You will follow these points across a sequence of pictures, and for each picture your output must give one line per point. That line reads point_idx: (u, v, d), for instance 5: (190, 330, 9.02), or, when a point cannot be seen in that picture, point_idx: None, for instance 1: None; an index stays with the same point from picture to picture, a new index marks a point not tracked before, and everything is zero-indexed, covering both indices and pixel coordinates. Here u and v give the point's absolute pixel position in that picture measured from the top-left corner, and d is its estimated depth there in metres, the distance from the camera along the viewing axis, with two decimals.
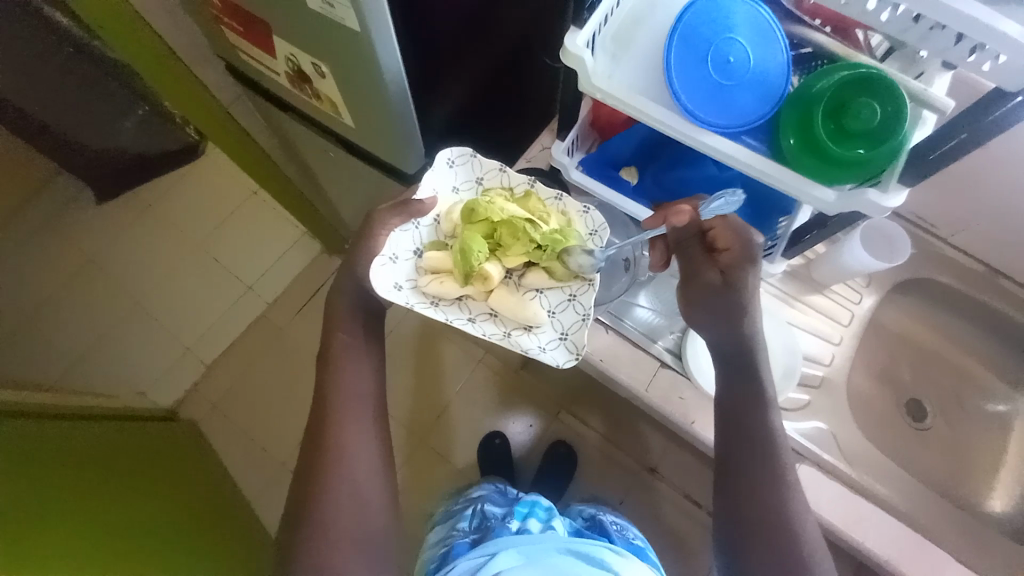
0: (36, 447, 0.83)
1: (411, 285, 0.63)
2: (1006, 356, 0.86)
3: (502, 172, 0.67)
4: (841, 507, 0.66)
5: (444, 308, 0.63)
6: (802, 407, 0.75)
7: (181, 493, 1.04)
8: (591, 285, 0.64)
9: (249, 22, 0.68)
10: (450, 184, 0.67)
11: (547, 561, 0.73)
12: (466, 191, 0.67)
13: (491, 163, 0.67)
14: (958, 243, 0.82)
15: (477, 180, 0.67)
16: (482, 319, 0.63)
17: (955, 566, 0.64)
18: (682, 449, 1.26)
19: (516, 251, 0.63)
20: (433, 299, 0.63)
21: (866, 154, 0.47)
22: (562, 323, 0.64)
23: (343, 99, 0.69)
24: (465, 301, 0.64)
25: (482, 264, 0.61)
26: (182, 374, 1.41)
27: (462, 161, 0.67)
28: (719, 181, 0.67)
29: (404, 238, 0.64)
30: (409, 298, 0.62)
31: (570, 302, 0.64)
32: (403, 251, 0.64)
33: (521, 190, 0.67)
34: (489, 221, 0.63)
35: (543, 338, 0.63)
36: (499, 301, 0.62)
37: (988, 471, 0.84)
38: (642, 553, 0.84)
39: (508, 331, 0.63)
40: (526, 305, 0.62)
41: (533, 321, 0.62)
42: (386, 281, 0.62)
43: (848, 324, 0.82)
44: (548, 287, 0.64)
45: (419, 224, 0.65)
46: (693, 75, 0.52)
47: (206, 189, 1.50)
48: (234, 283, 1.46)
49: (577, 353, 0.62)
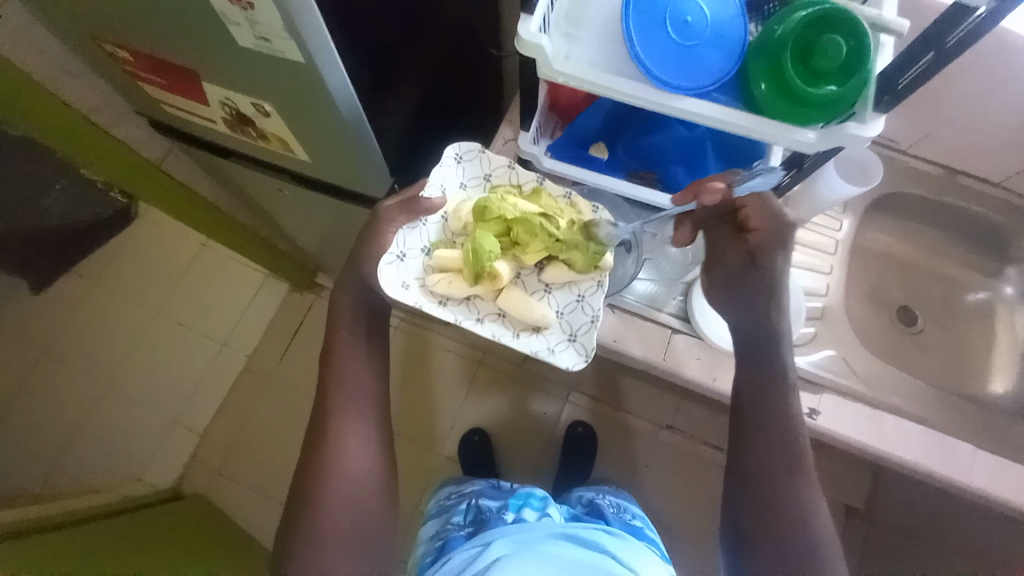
0: (51, 555, 0.78)
1: (419, 284, 0.61)
2: (974, 251, 0.92)
3: (511, 169, 0.65)
4: (866, 426, 0.69)
5: (451, 309, 0.61)
6: (811, 340, 0.78)
7: (220, 560, 1.00)
8: (598, 287, 0.63)
9: (164, 67, 0.63)
10: (457, 180, 0.65)
11: (542, 549, 0.68)
12: (473, 187, 0.65)
13: (499, 159, 0.65)
14: (919, 153, 0.86)
15: (485, 177, 0.65)
16: (491, 320, 0.61)
17: (981, 458, 0.68)
18: (692, 401, 1.31)
19: (532, 250, 0.61)
20: (441, 298, 0.60)
21: (836, 91, 0.48)
22: (571, 324, 0.62)
23: (293, 134, 0.65)
24: (473, 301, 0.62)
25: (495, 262, 0.60)
26: (174, 450, 1.32)
27: (470, 158, 0.65)
28: (690, 141, 0.67)
29: (413, 236, 0.62)
30: (418, 297, 0.60)
31: (579, 303, 0.63)
32: (411, 249, 0.61)
33: (530, 187, 0.65)
34: (502, 219, 0.60)
35: (552, 339, 0.61)
36: (508, 302, 0.60)
37: (984, 360, 0.89)
38: (639, 533, 0.82)
39: (516, 333, 0.61)
40: (535, 306, 0.60)
41: (542, 322, 0.60)
42: (393, 278, 0.59)
43: (834, 252, 0.85)
44: (556, 287, 0.63)
45: (426, 221, 0.63)
46: (654, 41, 0.51)
47: (150, 253, 1.42)
48: (206, 343, 1.39)
49: (587, 355, 0.60)
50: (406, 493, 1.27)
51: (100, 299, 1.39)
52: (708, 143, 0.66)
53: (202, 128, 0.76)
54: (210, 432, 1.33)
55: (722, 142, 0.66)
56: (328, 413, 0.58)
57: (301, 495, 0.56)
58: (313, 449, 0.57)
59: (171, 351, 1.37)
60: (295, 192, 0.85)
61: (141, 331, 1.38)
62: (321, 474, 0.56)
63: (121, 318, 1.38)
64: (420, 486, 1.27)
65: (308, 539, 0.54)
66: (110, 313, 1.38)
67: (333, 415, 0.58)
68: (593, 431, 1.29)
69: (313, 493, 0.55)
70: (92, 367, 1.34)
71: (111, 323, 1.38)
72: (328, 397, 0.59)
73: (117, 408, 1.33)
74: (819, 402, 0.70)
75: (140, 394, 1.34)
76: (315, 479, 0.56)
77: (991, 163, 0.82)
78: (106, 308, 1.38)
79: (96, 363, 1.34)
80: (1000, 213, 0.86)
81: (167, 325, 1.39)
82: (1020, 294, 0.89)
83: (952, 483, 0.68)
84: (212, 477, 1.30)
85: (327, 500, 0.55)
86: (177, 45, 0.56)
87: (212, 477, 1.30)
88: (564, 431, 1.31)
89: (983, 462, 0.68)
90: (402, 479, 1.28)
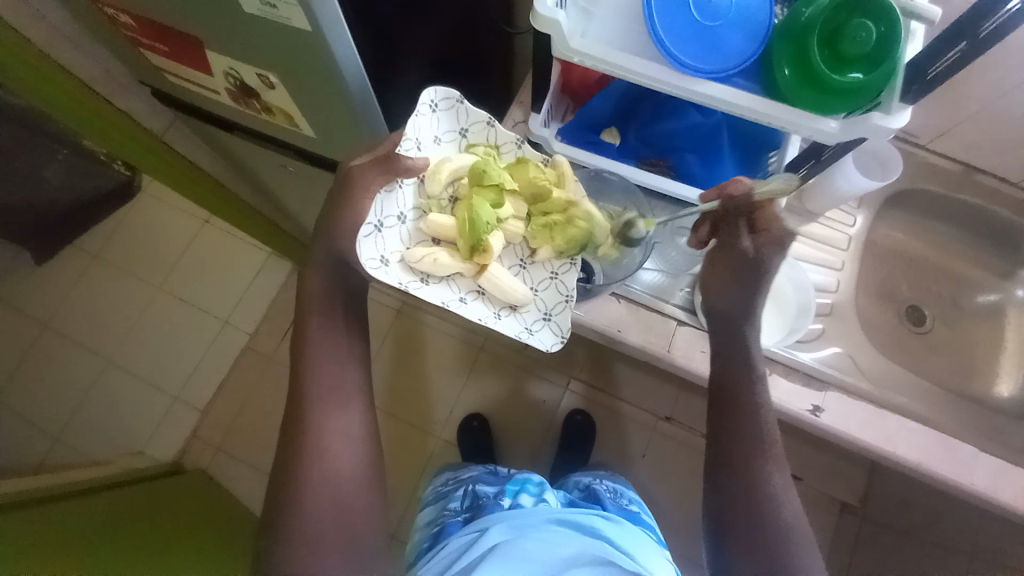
0: (44, 530, 0.78)
1: (398, 258, 0.58)
2: (990, 251, 0.90)
3: (490, 126, 0.62)
4: (871, 426, 0.68)
5: (433, 287, 0.59)
6: (819, 336, 0.76)
7: (213, 536, 1.01)
8: (571, 265, 0.62)
9: (166, 34, 0.61)
10: (433, 133, 0.61)
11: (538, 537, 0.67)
12: (448, 142, 0.62)
13: (478, 114, 0.62)
14: (939, 148, 0.83)
15: (461, 131, 0.62)
16: (472, 297, 0.60)
17: (988, 461, 0.67)
18: (692, 393, 1.31)
19: (557, 222, 0.60)
20: (422, 275, 0.59)
21: (861, 79, 0.46)
22: (546, 302, 0.62)
23: (298, 108, 0.64)
24: (453, 279, 0.60)
25: (491, 234, 0.58)
26: (175, 426, 1.32)
27: (446, 107, 0.61)
28: (707, 129, 0.64)
29: (389, 202, 0.58)
30: (399, 276, 0.57)
31: (553, 281, 0.62)
32: (388, 217, 0.58)
33: (508, 150, 0.63)
34: (501, 186, 0.59)
35: (528, 319, 0.61)
36: (488, 281, 0.59)
37: (990, 362, 0.88)
38: (636, 517, 0.83)
39: (497, 312, 0.60)
40: (515, 284, 0.59)
41: (519, 301, 0.59)
42: (372, 253, 0.56)
43: (846, 248, 0.83)
44: (533, 262, 0.63)
45: (403, 184, 0.59)
46: (676, 21, 0.49)
47: (151, 228, 1.42)
48: (206, 319, 1.38)
49: (563, 335, 0.60)
50: (407, 473, 1.28)
51: (102, 272, 1.38)
52: (724, 131, 0.64)
53: (206, 99, 0.75)
54: (211, 408, 1.33)
55: (738, 130, 0.65)
56: (331, 392, 0.58)
57: (301, 473, 0.55)
58: (312, 433, 0.56)
59: (169, 327, 1.37)
60: (298, 168, 0.84)
61: (141, 306, 1.38)
62: (324, 452, 0.56)
63: (124, 292, 1.38)
64: (418, 468, 1.29)
65: (308, 517, 0.54)
66: (111, 287, 1.38)
67: (336, 394, 0.58)
68: (592, 421, 1.28)
69: (315, 470, 0.55)
70: (94, 340, 1.35)
71: (111, 297, 1.38)
72: (328, 379, 0.58)
73: (118, 382, 1.34)
74: (824, 399, 0.69)
75: (140, 369, 1.35)
76: (318, 457, 0.56)
77: (1013, 162, 0.80)
78: (107, 281, 1.38)
79: (98, 337, 1.35)
80: (1018, 213, 0.84)
81: (166, 300, 1.39)
82: None
83: (952, 485, 0.67)
84: (212, 452, 1.31)
85: (330, 476, 0.56)
86: (179, 10, 0.54)
87: (213, 453, 1.30)
88: (564, 419, 1.31)
89: (985, 462, 0.67)
90: (404, 460, 1.29)
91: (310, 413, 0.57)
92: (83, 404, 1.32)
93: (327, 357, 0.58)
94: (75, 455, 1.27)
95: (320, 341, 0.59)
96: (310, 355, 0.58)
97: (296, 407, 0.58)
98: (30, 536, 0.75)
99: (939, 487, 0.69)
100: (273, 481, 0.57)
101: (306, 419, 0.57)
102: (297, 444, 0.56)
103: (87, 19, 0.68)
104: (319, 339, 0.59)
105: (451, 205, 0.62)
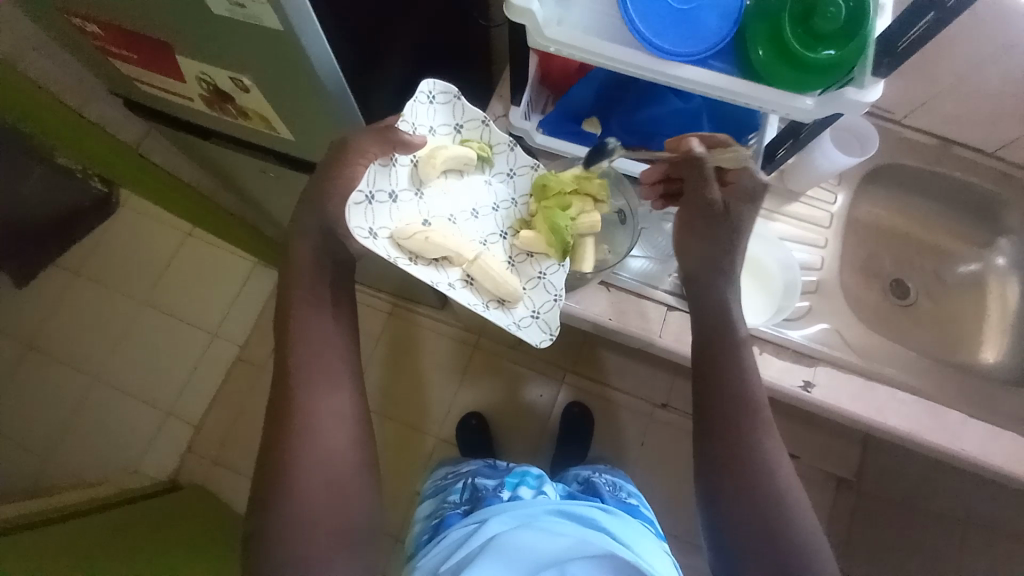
0: (33, 554, 0.76)
1: (387, 234, 0.57)
2: (968, 222, 0.92)
3: (485, 125, 0.62)
4: (861, 399, 0.69)
5: (421, 267, 0.57)
6: (805, 314, 0.77)
7: (211, 550, 0.99)
8: (558, 266, 0.62)
9: (137, 41, 0.60)
10: (428, 123, 0.60)
11: (541, 526, 0.67)
12: (442, 135, 0.61)
13: (474, 112, 0.61)
14: (915, 124, 0.85)
15: (456, 126, 0.62)
16: (459, 285, 0.59)
17: (975, 425, 0.69)
18: (686, 377, 1.32)
19: None
20: (410, 254, 0.57)
21: (836, 55, 0.47)
22: (534, 300, 0.62)
23: (274, 111, 0.63)
24: (442, 263, 0.59)
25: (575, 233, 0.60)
26: (165, 443, 1.30)
27: (443, 100, 0.60)
28: (686, 112, 0.65)
29: (383, 174, 0.57)
30: (387, 249, 0.56)
31: (540, 280, 0.62)
32: (379, 191, 0.57)
33: (501, 150, 0.63)
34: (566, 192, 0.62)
35: (516, 314, 0.61)
36: (480, 271, 0.58)
37: (974, 332, 0.90)
38: (635, 509, 0.83)
39: (485, 303, 0.59)
40: (508, 277, 0.59)
41: (509, 295, 0.59)
42: (361, 222, 0.55)
43: (829, 225, 0.83)
44: (520, 261, 0.63)
45: (398, 161, 0.58)
46: (650, 7, 0.50)
47: (132, 243, 1.39)
48: (193, 332, 1.36)
49: (551, 332, 0.61)
50: (404, 475, 1.28)
51: (84, 290, 1.36)
52: (704, 114, 0.64)
53: (180, 107, 0.74)
54: (202, 422, 1.31)
55: (717, 112, 0.65)
56: (321, 394, 0.57)
57: (295, 477, 0.54)
58: (301, 437, 0.55)
59: (156, 342, 1.35)
60: (279, 174, 0.83)
61: (127, 322, 1.36)
62: (320, 454, 0.55)
63: (108, 308, 1.36)
64: (416, 469, 1.28)
65: (302, 521, 0.53)
66: (95, 304, 1.36)
67: (325, 398, 0.57)
68: (589, 413, 1.29)
69: (310, 473, 0.55)
70: (79, 359, 1.33)
71: (96, 314, 1.36)
72: (319, 381, 0.57)
73: (106, 400, 1.32)
74: (814, 374, 0.70)
75: (128, 385, 1.33)
76: (314, 458, 0.55)
77: (987, 133, 0.81)
78: (89, 299, 1.36)
79: (83, 356, 1.33)
80: (997, 184, 0.85)
81: (152, 315, 1.37)
82: (1013, 264, 0.89)
83: (941, 451, 0.69)
84: (205, 465, 1.29)
85: (326, 478, 0.55)
86: (149, 16, 0.54)
87: (207, 467, 1.28)
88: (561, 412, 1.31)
89: (975, 429, 0.68)
90: (403, 461, 1.29)
91: (303, 415, 0.56)
92: (72, 424, 1.30)
93: (318, 358, 0.58)
94: (66, 476, 1.25)
95: (310, 343, 0.58)
96: (302, 356, 0.57)
97: (288, 409, 0.56)
98: (19, 561, 0.73)
99: (929, 455, 0.71)
100: (267, 488, 0.55)
101: (297, 421, 0.56)
102: (289, 449, 0.55)
103: (53, 28, 0.66)
104: (310, 340, 0.58)
105: (443, 191, 0.62)
